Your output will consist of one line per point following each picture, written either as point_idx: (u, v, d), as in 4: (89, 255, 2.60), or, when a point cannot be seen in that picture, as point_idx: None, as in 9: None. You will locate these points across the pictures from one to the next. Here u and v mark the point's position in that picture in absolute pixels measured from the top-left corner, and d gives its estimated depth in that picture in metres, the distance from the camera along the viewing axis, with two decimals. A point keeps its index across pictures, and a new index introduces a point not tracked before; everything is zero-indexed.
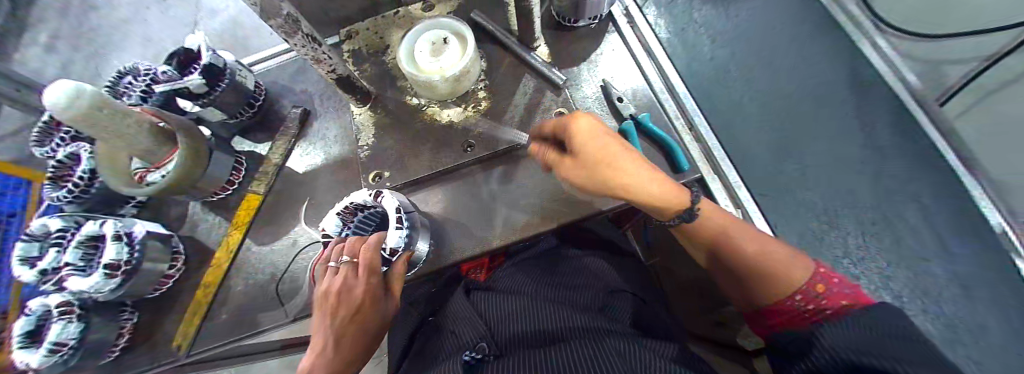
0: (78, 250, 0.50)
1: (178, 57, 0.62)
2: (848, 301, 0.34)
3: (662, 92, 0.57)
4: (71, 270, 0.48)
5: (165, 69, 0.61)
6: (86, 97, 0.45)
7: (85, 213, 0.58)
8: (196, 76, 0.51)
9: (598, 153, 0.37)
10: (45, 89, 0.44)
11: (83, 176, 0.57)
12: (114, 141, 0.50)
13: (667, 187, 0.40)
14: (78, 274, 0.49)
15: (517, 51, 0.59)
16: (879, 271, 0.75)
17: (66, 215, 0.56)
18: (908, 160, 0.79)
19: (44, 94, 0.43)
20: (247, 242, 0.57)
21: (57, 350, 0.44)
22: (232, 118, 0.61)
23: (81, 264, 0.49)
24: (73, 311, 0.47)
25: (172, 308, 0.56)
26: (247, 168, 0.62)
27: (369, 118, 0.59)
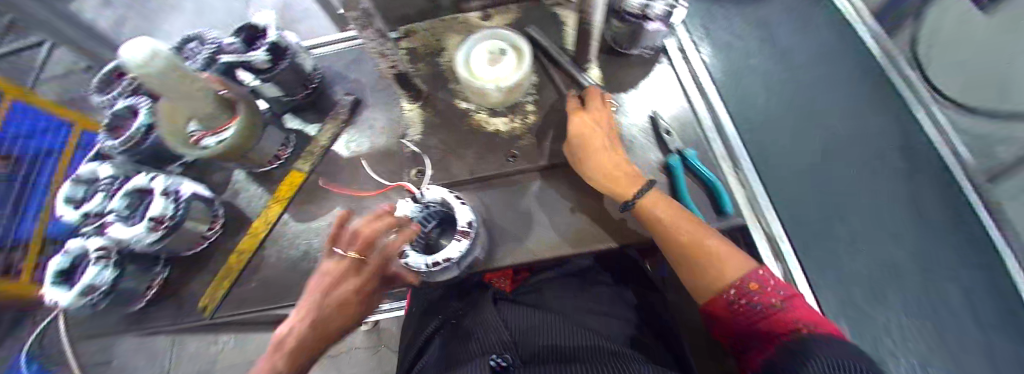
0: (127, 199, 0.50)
1: (245, 32, 0.62)
2: (773, 303, 0.35)
3: (710, 131, 0.58)
4: (115, 217, 0.49)
5: (233, 41, 0.60)
6: (161, 59, 0.44)
7: (136, 166, 0.59)
8: (262, 52, 0.53)
9: (579, 135, 0.51)
10: (125, 43, 0.42)
11: (139, 130, 0.57)
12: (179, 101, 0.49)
13: (621, 178, 0.48)
14: (122, 222, 0.49)
15: (570, 70, 0.59)
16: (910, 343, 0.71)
17: (120, 164, 0.58)
18: (957, 233, 0.72)
19: (124, 50, 0.42)
20: (285, 216, 0.58)
21: (89, 291, 0.45)
22: (288, 96, 0.62)
23: (126, 212, 0.50)
24: (109, 256, 0.47)
25: (203, 268, 0.57)
26: (294, 146, 0.64)
27: (419, 116, 0.61)
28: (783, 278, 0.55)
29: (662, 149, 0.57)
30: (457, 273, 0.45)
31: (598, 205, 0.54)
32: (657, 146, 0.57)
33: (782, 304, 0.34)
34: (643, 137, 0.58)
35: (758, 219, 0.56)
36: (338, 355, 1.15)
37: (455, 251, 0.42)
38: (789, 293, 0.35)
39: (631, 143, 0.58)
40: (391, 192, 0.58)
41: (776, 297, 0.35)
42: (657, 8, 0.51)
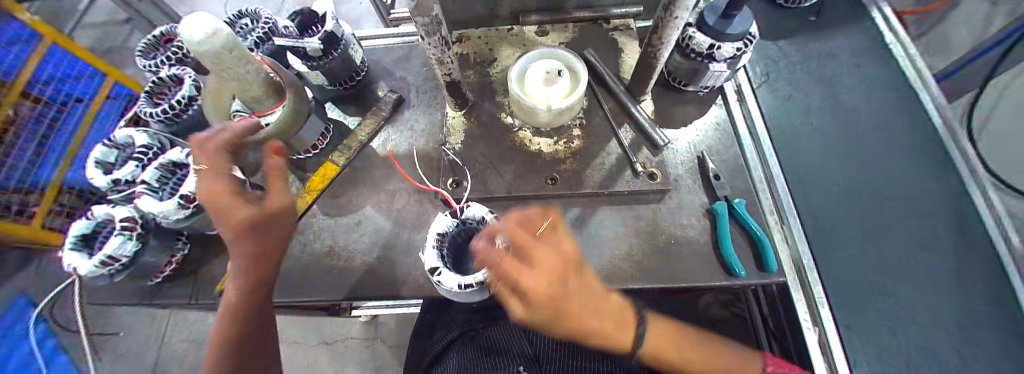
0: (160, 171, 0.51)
1: (301, 16, 0.62)
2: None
3: (762, 181, 0.55)
4: (145, 189, 0.49)
5: (287, 25, 0.61)
6: (218, 41, 0.41)
7: (171, 137, 0.59)
8: (317, 41, 0.53)
9: (552, 291, 0.33)
10: (184, 19, 0.39)
11: (181, 100, 0.58)
12: (228, 82, 0.49)
13: (614, 320, 0.37)
14: (152, 195, 0.49)
15: (622, 99, 0.58)
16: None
17: (153, 133, 0.57)
18: None
19: (181, 27, 0.39)
20: (314, 208, 0.57)
21: (109, 262, 0.46)
22: (332, 85, 0.64)
23: (156, 185, 0.50)
24: (134, 229, 0.48)
25: (226, 248, 0.56)
26: (332, 137, 0.63)
27: (461, 124, 0.59)
28: (817, 344, 0.52)
29: (708, 193, 0.55)
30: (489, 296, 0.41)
31: (634, 242, 0.52)
32: (703, 190, 0.55)
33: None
34: (689, 178, 0.56)
35: (801, 281, 0.53)
36: (335, 342, 1.14)
37: (489, 273, 0.38)
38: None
39: (676, 182, 0.55)
40: (424, 197, 0.57)
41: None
42: (724, 51, 0.48)
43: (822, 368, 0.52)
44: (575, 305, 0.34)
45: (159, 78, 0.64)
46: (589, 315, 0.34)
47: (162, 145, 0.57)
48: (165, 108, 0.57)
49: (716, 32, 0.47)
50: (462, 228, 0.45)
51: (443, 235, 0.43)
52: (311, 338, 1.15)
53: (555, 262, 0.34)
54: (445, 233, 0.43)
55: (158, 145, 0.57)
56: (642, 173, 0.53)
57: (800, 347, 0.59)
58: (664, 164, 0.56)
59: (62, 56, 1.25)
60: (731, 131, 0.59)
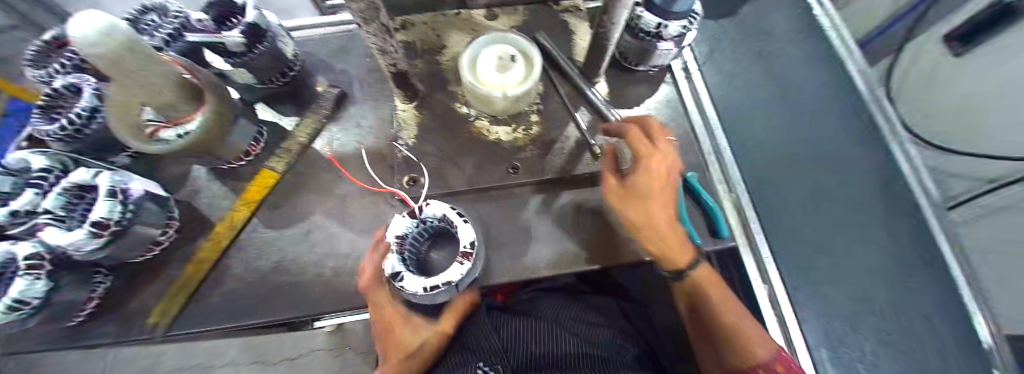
0: (64, 195, 0.41)
1: (217, 7, 0.53)
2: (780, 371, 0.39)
3: (710, 154, 0.58)
4: (48, 218, 0.40)
5: (201, 17, 0.52)
6: (122, 39, 0.38)
7: (76, 158, 0.49)
8: (238, 34, 0.46)
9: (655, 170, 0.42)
10: (72, 18, 0.35)
11: (81, 113, 0.47)
12: (130, 87, 0.42)
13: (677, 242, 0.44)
14: (57, 225, 0.40)
15: (575, 80, 0.57)
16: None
17: (53, 155, 0.47)
18: None
19: (71, 26, 0.34)
20: (255, 220, 0.52)
21: (17, 308, 0.37)
22: (262, 84, 0.57)
23: (61, 213, 0.41)
24: (44, 266, 0.39)
25: (153, 277, 0.50)
26: (268, 140, 0.57)
27: (413, 117, 0.56)
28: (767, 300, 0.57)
29: None
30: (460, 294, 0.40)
31: (597, 224, 0.53)
32: None
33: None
34: None
35: (748, 242, 0.57)
36: None
37: (456, 274, 0.37)
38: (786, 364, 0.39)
39: None
40: (379, 198, 0.54)
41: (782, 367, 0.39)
42: (670, 30, 0.49)
43: (773, 321, 0.57)
44: (658, 199, 0.43)
45: (51, 89, 0.51)
46: (667, 211, 0.43)
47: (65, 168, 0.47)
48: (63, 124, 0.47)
49: (661, 11, 0.47)
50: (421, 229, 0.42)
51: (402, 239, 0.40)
52: None
53: (665, 162, 0.43)
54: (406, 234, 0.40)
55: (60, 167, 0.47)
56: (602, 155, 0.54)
57: None
58: None
59: None
60: (681, 107, 0.61)
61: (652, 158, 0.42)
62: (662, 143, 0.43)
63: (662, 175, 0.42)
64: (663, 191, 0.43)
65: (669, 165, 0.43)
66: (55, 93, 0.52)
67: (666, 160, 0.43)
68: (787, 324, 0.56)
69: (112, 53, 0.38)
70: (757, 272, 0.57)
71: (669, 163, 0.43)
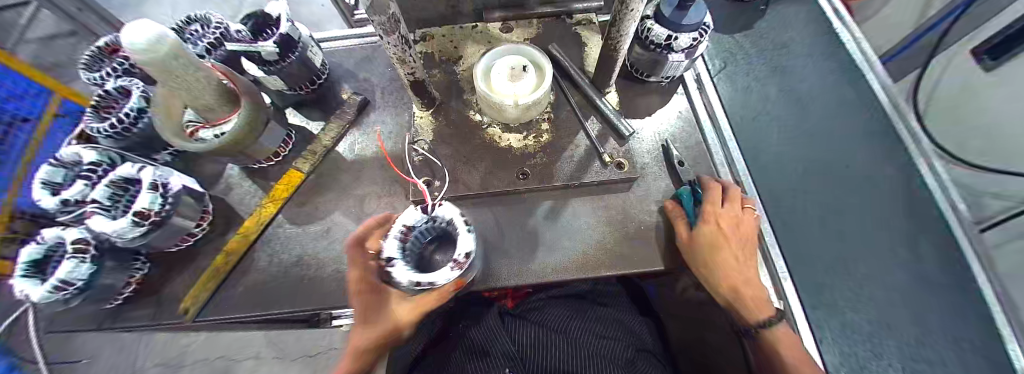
0: (110, 188, 0.46)
1: (254, 20, 0.59)
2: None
3: (723, 165, 0.58)
4: (94, 207, 0.45)
5: (239, 28, 0.57)
6: (167, 45, 0.42)
7: (123, 153, 0.55)
8: (273, 44, 0.50)
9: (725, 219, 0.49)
10: (127, 27, 0.39)
11: (130, 112, 0.54)
12: (176, 91, 0.46)
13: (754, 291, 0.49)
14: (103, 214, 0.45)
15: (587, 92, 0.59)
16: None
17: (102, 150, 0.53)
18: None
19: (125, 34, 0.38)
20: (281, 217, 0.55)
21: (63, 287, 0.41)
22: (292, 90, 0.63)
23: (107, 204, 0.46)
24: (87, 250, 0.43)
25: (187, 267, 0.53)
26: (295, 143, 0.62)
27: (429, 124, 0.59)
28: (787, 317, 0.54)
29: (674, 179, 0.56)
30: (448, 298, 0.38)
31: (605, 232, 0.53)
32: (670, 176, 0.57)
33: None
34: (655, 166, 0.57)
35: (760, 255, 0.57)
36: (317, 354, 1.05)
37: (441, 278, 0.35)
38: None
39: (642, 171, 0.57)
40: (395, 200, 0.56)
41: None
42: (681, 41, 0.50)
43: None
44: (744, 260, 0.50)
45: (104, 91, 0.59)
46: (747, 268, 0.49)
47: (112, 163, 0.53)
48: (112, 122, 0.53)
49: (671, 24, 0.48)
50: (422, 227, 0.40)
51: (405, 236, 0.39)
52: (291, 351, 1.05)
53: (745, 228, 0.51)
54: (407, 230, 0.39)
55: (108, 162, 0.53)
56: (611, 163, 0.55)
57: None
58: (632, 153, 0.57)
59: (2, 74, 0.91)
60: (693, 118, 0.61)
61: (744, 229, 0.51)
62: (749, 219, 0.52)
63: (749, 243, 0.51)
64: (744, 250, 0.50)
65: (750, 233, 0.51)
66: (106, 95, 0.59)
67: (745, 226, 0.51)
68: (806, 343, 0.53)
69: (158, 62, 0.41)
70: (772, 286, 0.56)
71: (744, 228, 0.51)
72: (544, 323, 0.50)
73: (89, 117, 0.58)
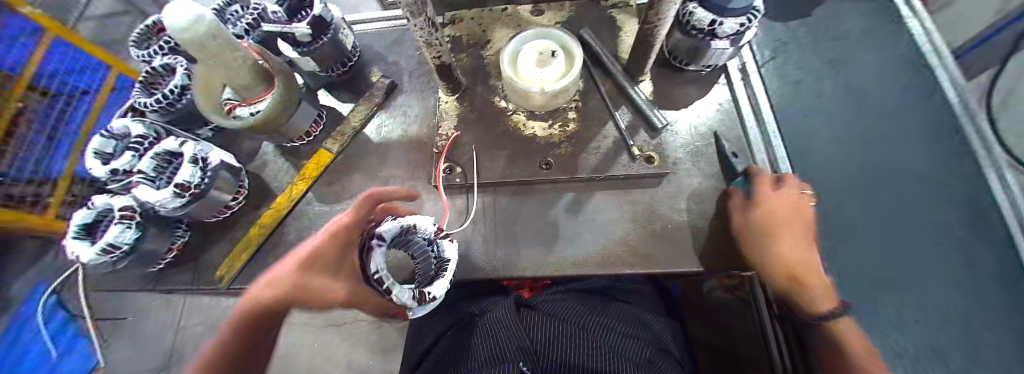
0: (154, 160, 0.50)
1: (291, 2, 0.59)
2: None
3: (765, 165, 0.53)
4: (141, 177, 0.48)
5: (275, 10, 0.58)
6: (205, 25, 0.43)
7: (168, 127, 0.58)
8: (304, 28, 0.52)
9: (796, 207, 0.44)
10: (167, 8, 0.42)
11: (174, 89, 0.57)
12: (215, 69, 0.48)
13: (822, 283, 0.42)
14: (148, 183, 0.49)
15: (620, 81, 0.56)
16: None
17: (149, 123, 0.56)
18: None
19: (166, 15, 0.42)
20: (309, 195, 0.57)
21: (110, 251, 0.45)
22: (323, 71, 0.63)
23: (153, 174, 0.50)
24: (132, 217, 0.46)
25: (224, 238, 0.56)
26: (325, 123, 0.63)
27: (454, 109, 0.58)
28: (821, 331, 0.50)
29: (708, 176, 0.53)
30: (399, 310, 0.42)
31: (629, 227, 0.51)
32: (705, 172, 0.53)
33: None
34: (688, 161, 0.54)
35: None
36: None
37: (404, 296, 0.38)
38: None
39: (674, 166, 0.54)
40: (419, 185, 0.56)
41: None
42: (726, 27, 0.46)
43: None
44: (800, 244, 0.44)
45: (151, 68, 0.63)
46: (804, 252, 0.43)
47: (158, 136, 0.55)
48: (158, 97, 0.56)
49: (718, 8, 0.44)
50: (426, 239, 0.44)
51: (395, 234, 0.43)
52: None
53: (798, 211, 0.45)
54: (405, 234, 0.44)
55: (155, 135, 0.55)
56: (640, 157, 0.52)
57: None
58: (664, 147, 0.54)
59: (67, 52, 0.95)
60: (733, 111, 0.57)
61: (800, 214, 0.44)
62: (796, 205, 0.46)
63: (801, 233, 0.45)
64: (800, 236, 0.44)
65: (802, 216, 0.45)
66: (152, 72, 0.63)
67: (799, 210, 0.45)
68: None
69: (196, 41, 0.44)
70: None
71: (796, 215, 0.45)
72: (559, 316, 0.49)
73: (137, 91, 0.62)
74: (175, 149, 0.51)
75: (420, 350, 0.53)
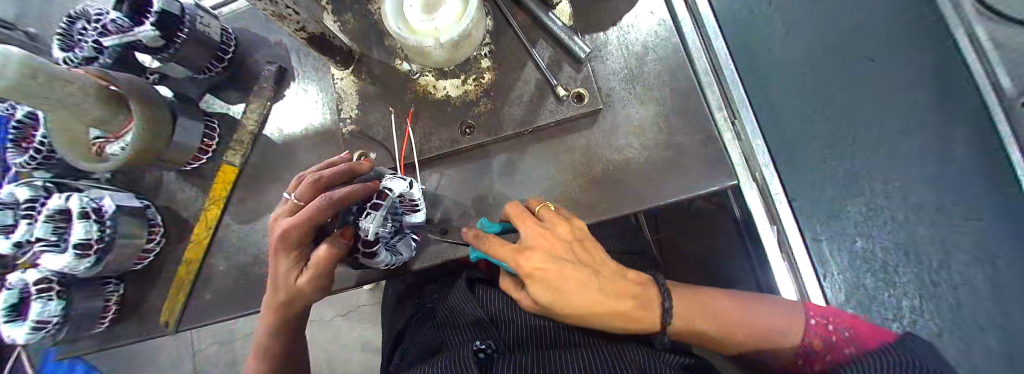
0: (49, 223, 0.43)
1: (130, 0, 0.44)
2: (852, 350, 0.34)
3: (707, 75, 0.47)
4: (44, 246, 0.43)
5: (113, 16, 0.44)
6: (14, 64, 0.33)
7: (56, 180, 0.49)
8: (148, 27, 0.40)
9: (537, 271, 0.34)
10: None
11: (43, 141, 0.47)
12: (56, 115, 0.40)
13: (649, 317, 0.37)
14: (53, 251, 0.43)
15: (534, 11, 0.47)
16: (899, 285, 0.70)
17: (33, 182, 0.47)
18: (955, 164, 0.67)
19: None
20: (226, 218, 0.54)
21: (41, 326, 0.43)
22: (199, 73, 0.53)
23: (56, 239, 0.44)
24: (52, 288, 0.44)
25: (157, 281, 0.54)
26: (221, 134, 0.55)
27: (351, 85, 0.50)
28: (778, 241, 0.47)
29: (643, 103, 0.47)
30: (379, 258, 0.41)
31: (569, 179, 0.47)
32: (641, 99, 0.47)
33: (857, 348, 0.34)
34: (621, 90, 0.48)
35: (758, 181, 0.46)
36: (349, 312, 1.13)
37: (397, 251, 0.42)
38: (846, 317, 0.37)
39: (609, 98, 0.48)
40: None
41: (851, 330, 0.35)
42: None
43: (782, 269, 0.47)
44: (572, 295, 0.34)
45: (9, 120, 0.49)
46: (582, 297, 0.34)
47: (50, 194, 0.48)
48: (30, 155, 0.48)
49: None
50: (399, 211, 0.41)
51: (382, 197, 0.33)
52: (326, 313, 1.13)
53: (559, 244, 0.36)
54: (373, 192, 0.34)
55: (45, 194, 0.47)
56: (567, 96, 0.46)
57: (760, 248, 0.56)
58: (594, 79, 0.47)
59: None
60: (668, 20, 0.49)
61: (541, 277, 0.33)
62: (560, 226, 0.38)
63: (579, 256, 0.37)
64: (571, 290, 0.34)
65: (565, 247, 0.37)
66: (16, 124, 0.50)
67: (548, 252, 0.35)
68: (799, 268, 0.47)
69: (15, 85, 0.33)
70: (765, 211, 0.47)
71: (557, 250, 0.36)
72: None
73: (10, 152, 0.49)
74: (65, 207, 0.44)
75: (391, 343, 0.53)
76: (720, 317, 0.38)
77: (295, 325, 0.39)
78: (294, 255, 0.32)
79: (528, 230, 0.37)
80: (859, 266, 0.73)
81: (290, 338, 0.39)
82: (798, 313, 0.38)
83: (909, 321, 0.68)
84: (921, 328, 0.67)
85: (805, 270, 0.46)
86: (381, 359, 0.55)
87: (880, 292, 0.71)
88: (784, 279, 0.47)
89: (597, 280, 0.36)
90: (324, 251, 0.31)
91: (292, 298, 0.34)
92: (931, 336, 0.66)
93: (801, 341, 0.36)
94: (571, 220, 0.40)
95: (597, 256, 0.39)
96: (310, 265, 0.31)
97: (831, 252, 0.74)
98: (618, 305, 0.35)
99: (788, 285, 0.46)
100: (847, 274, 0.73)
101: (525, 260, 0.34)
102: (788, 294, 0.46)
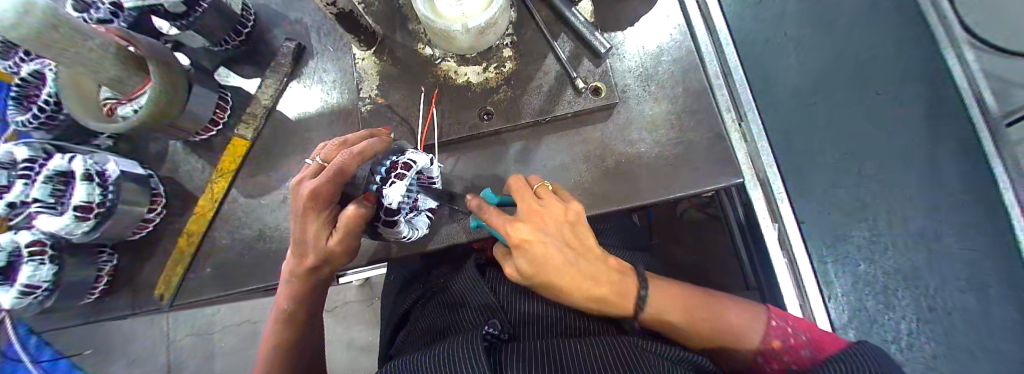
0: (48, 185, 0.41)
1: None
2: (807, 351, 0.35)
3: (717, 78, 0.49)
4: (39, 208, 0.40)
5: None
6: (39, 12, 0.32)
7: (58, 143, 0.47)
8: None
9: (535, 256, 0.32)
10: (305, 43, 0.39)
11: (49, 99, 0.45)
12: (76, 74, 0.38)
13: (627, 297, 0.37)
14: (49, 213, 0.41)
15: (556, 5, 0.49)
16: (898, 308, 0.73)
17: (33, 142, 0.45)
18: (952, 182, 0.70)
19: None
20: (234, 191, 0.54)
21: (30, 291, 0.41)
22: (215, 46, 0.53)
23: (52, 201, 0.41)
24: (44, 252, 0.41)
25: (155, 252, 0.53)
26: (233, 106, 0.54)
27: (372, 66, 0.50)
28: (778, 239, 0.49)
29: (658, 100, 0.49)
30: (400, 237, 0.41)
31: (581, 169, 0.48)
32: (655, 96, 0.49)
33: (812, 350, 0.35)
34: (637, 86, 0.50)
35: (761, 178, 0.48)
36: (335, 308, 1.10)
37: (417, 227, 0.42)
38: (800, 320, 0.39)
39: (624, 94, 0.50)
40: None
41: (809, 334, 0.36)
42: None
43: (783, 264, 0.49)
44: (553, 272, 0.33)
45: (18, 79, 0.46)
46: (565, 278, 0.33)
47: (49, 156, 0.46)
48: (32, 113, 0.45)
49: None
50: (414, 187, 0.42)
51: (406, 168, 0.34)
52: None
53: (553, 221, 0.35)
54: (396, 163, 0.34)
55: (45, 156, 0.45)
56: (585, 89, 0.47)
57: (760, 250, 0.58)
58: (611, 74, 0.49)
59: None
60: (683, 25, 0.51)
61: (528, 250, 0.32)
62: (558, 205, 0.36)
63: (570, 238, 0.35)
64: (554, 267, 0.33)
65: (559, 226, 0.35)
66: (21, 84, 0.46)
67: (539, 227, 0.34)
68: (798, 265, 0.48)
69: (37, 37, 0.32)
70: (767, 209, 0.49)
71: (549, 227, 0.34)
72: None
73: (10, 110, 0.47)
74: (67, 168, 0.42)
75: (395, 323, 0.54)
76: (690, 314, 0.39)
77: (319, 291, 0.39)
78: (324, 217, 0.32)
79: (525, 204, 0.36)
80: (861, 289, 0.76)
81: (313, 304, 0.39)
82: (763, 316, 0.39)
83: (907, 344, 0.71)
84: (918, 351, 0.70)
85: (803, 267, 0.48)
86: (380, 344, 0.55)
87: (882, 316, 0.74)
88: (785, 276, 0.49)
89: (579, 263, 0.35)
90: (351, 212, 0.31)
91: (322, 261, 0.34)
92: (926, 359, 0.70)
93: (760, 341, 0.38)
94: (572, 200, 0.38)
95: (590, 240, 0.37)
96: (341, 225, 0.31)
97: (838, 275, 0.78)
98: (596, 289, 0.35)
99: (790, 287, 0.48)
100: (851, 295, 0.77)
101: (513, 231, 0.33)
102: (790, 295, 0.48)
